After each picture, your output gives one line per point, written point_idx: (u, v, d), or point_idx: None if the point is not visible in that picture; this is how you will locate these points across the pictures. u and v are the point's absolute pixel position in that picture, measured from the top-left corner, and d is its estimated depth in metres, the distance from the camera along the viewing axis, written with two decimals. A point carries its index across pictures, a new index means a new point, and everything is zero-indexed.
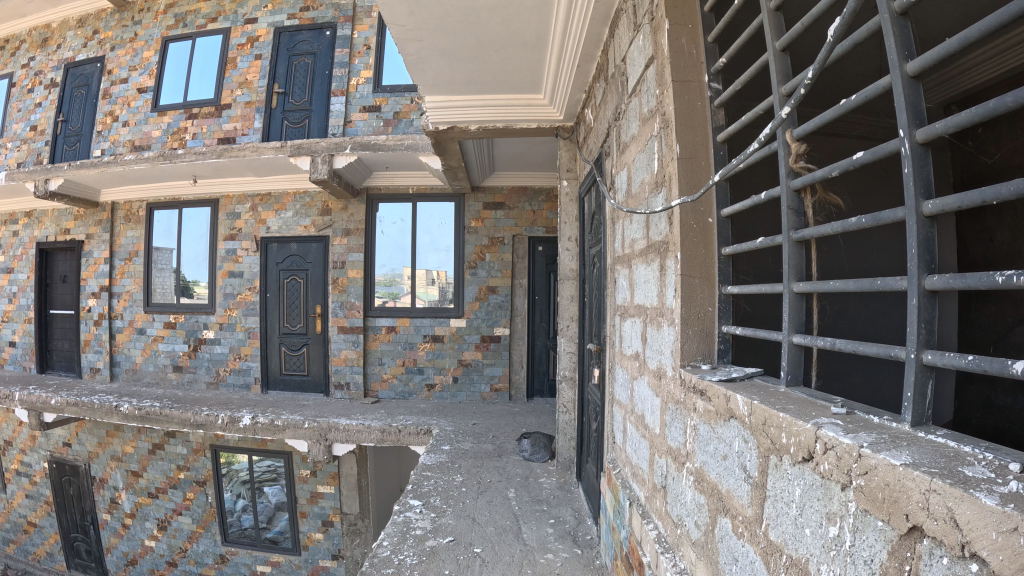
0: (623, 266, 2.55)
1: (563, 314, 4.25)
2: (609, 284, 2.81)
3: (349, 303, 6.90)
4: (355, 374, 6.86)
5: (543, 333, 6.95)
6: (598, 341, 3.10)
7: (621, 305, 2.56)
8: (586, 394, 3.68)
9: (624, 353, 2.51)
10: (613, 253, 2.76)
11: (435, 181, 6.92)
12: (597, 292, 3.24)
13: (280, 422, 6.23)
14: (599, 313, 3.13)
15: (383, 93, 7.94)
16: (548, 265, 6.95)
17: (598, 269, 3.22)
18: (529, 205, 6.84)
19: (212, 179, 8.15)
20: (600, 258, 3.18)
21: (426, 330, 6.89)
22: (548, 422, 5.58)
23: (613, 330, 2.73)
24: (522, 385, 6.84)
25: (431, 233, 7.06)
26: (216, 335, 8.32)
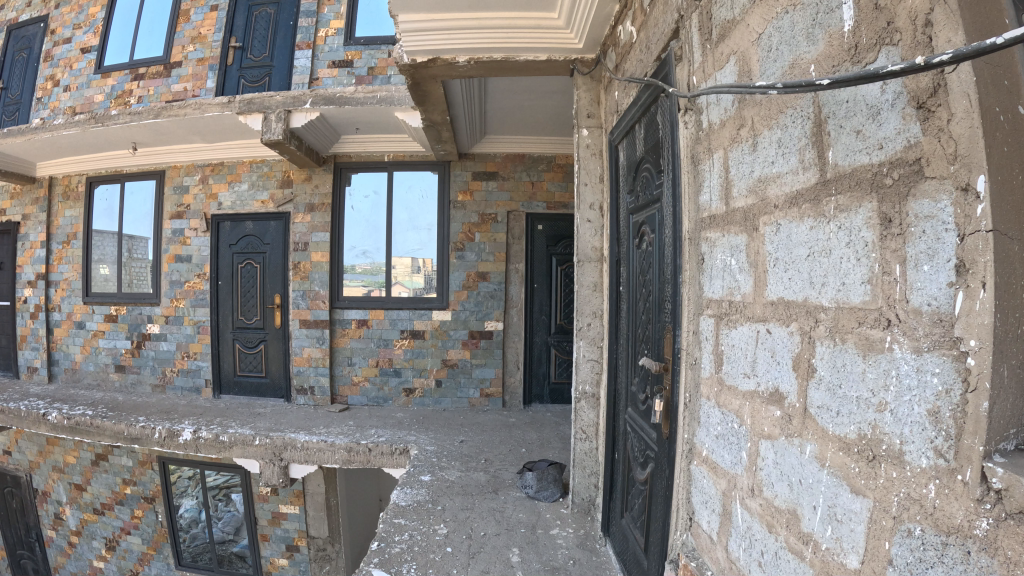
0: (725, 230, 1.47)
1: (578, 311, 3.16)
2: (682, 261, 1.71)
3: (313, 292, 5.76)
4: (320, 377, 5.75)
5: (542, 327, 5.85)
6: (658, 350, 1.98)
7: (721, 299, 1.48)
8: (622, 422, 2.63)
9: (725, 386, 1.46)
10: (692, 215, 1.67)
11: (415, 147, 5.76)
12: (651, 278, 2.15)
13: (226, 438, 5.11)
14: (658, 307, 2.02)
15: (355, 46, 6.74)
16: (549, 247, 5.83)
17: (651, 247, 2.14)
18: (526, 176, 5.72)
19: (157, 148, 6.98)
20: (655, 229, 2.10)
21: (403, 324, 5.74)
22: (553, 442, 4.51)
23: (696, 339, 1.65)
24: (517, 390, 5.76)
25: (409, 209, 5.91)
26: (161, 330, 7.17)
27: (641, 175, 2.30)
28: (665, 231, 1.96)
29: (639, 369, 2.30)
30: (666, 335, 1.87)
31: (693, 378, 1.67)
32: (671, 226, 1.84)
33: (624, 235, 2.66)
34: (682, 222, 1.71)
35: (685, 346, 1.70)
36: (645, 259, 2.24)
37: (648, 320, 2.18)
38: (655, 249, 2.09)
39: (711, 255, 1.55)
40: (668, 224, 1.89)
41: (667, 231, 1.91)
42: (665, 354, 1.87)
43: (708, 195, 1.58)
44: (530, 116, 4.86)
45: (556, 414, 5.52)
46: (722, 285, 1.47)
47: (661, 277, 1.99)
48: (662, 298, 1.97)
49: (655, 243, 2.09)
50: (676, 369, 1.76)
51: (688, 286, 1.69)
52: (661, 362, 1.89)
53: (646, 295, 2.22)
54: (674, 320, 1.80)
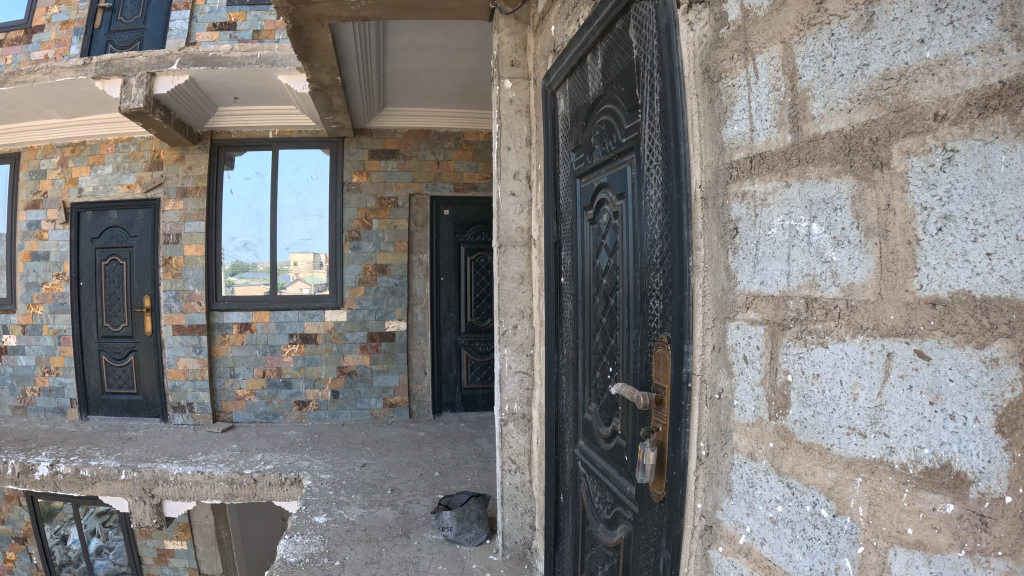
0: (792, 180, 0.91)
1: (500, 313, 2.50)
2: (688, 233, 1.09)
3: (187, 292, 4.89)
4: (199, 392, 4.89)
5: (451, 327, 5.18)
6: (645, 366, 1.35)
7: (786, 295, 0.92)
8: (568, 456, 2.02)
9: (798, 441, 0.92)
10: (707, 160, 1.06)
11: (306, 121, 4.93)
12: (625, 262, 1.52)
13: (89, 472, 4.12)
14: (641, 304, 1.39)
15: (239, 6, 5.44)
16: (456, 236, 5.16)
17: (623, 218, 1.51)
18: (431, 155, 5.02)
19: (9, 124, 5.89)
20: (629, 193, 1.47)
21: (292, 328, 4.94)
22: (470, 461, 3.85)
23: (726, 357, 1.05)
24: (425, 398, 5.09)
25: (296, 193, 5.07)
26: (18, 342, 6.07)
27: (597, 121, 1.67)
28: (648, 193, 1.32)
29: (605, 390, 1.67)
30: (658, 346, 1.25)
31: (718, 417, 1.08)
32: (665, 181, 1.21)
33: (566, 211, 2.04)
34: (685, 174, 1.09)
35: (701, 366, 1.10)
36: (611, 237, 1.61)
37: (619, 320, 1.55)
38: (633, 220, 1.46)
39: (754, 224, 0.97)
40: (656, 179, 1.26)
41: (654, 190, 1.28)
42: (657, 376, 1.25)
43: (742, 126, 1.00)
44: (436, 83, 4.19)
45: (470, 424, 4.87)
46: (785, 271, 0.92)
47: (645, 261, 1.36)
48: (647, 290, 1.35)
49: (631, 213, 1.46)
50: (678, 403, 1.14)
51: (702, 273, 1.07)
52: (652, 385, 1.27)
53: (614, 287, 1.60)
54: (672, 326, 1.17)
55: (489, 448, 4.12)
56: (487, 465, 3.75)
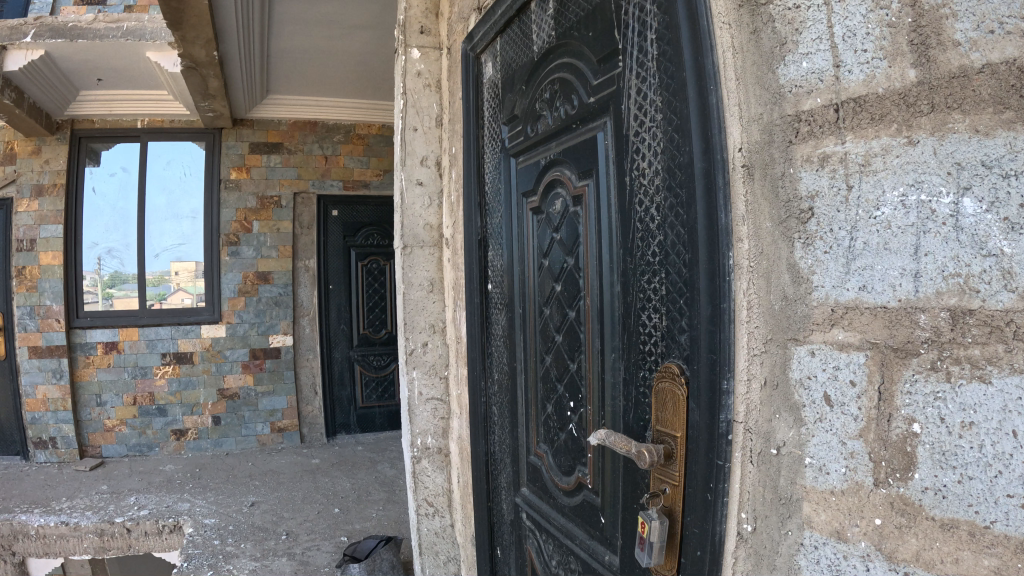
0: (919, 135, 0.60)
1: (408, 329, 1.86)
2: (727, 216, 0.73)
3: (44, 308, 4.14)
4: (63, 424, 4.14)
5: (343, 340, 4.57)
6: (644, 405, 0.98)
7: (915, 307, 0.61)
8: (501, 506, 1.58)
9: (931, 518, 0.61)
10: (757, 111, 0.72)
11: (180, 110, 4.24)
12: (595, 261, 1.14)
13: None
14: (629, 319, 1.02)
15: None
16: (346, 240, 4.56)
17: (592, 202, 1.14)
18: (318, 150, 4.42)
19: None
20: (605, 168, 1.10)
21: (165, 347, 4.24)
22: (374, 492, 3.44)
23: (791, 398, 0.72)
24: (317, 420, 4.50)
25: (167, 192, 4.38)
26: None
27: (547, 83, 1.31)
28: (642, 166, 0.96)
29: (563, 429, 1.28)
30: (663, 377, 0.87)
31: (774, 479, 0.73)
32: (677, 145, 0.85)
33: (488, 198, 1.62)
34: (720, 131, 0.72)
35: (751, 409, 0.73)
36: (571, 230, 1.23)
37: (587, 340, 1.17)
38: (611, 203, 1.08)
39: (848, 204, 0.65)
40: (659, 143, 0.90)
41: (654, 159, 0.92)
42: (665, 418, 0.87)
43: (816, 60, 0.67)
44: (329, 67, 3.72)
45: (369, 447, 4.41)
46: (911, 271, 0.61)
47: (635, 260, 0.99)
48: (641, 299, 0.98)
49: (608, 193, 1.09)
50: (711, 463, 0.76)
51: (751, 275, 0.72)
52: (655, 432, 0.89)
53: (576, 295, 1.21)
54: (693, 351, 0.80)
55: (393, 475, 3.72)
56: (393, 496, 3.36)
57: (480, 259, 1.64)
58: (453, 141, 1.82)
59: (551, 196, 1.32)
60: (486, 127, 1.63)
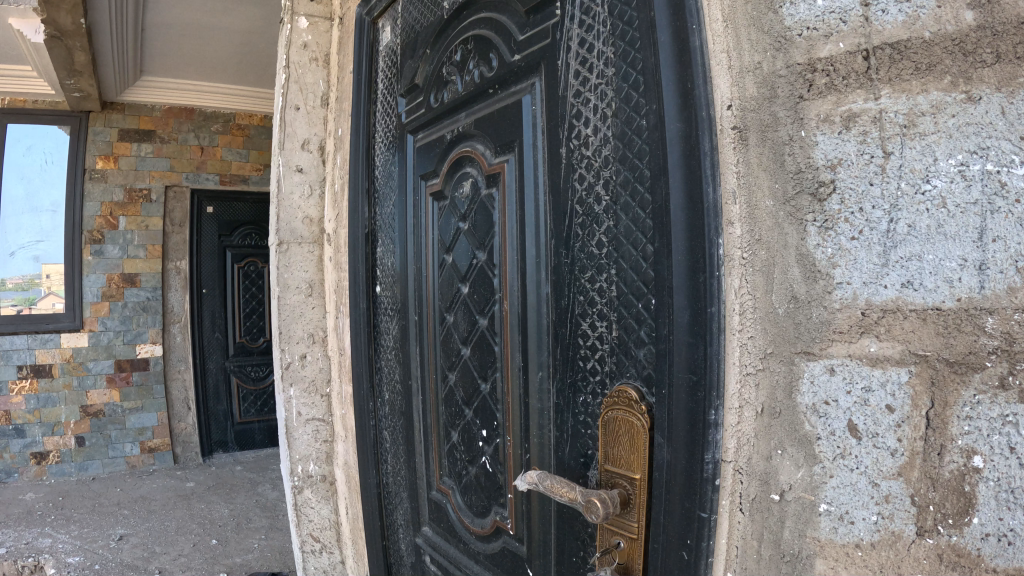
0: (982, 91, 0.47)
1: (283, 337, 1.50)
2: (714, 191, 0.61)
3: None
4: None
5: (217, 350, 4.11)
6: (585, 432, 0.81)
7: (980, 309, 0.48)
8: (399, 548, 1.33)
9: (993, 570, 0.48)
10: (752, 61, 0.59)
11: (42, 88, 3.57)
12: (517, 256, 0.93)
13: None
14: (561, 327, 0.84)
15: None
16: (221, 239, 4.13)
17: (515, 185, 0.94)
18: (194, 139, 3.96)
19: None
20: (532, 141, 0.90)
21: (20, 360, 3.59)
22: (254, 519, 3.03)
23: (800, 428, 0.58)
24: (191, 438, 3.97)
25: (25, 181, 3.67)
26: None
27: (460, 43, 1.09)
28: (584, 136, 0.80)
29: (474, 462, 1.05)
30: (613, 408, 0.74)
31: (768, 527, 0.60)
32: (636, 110, 0.71)
33: (378, 183, 1.36)
34: (704, 83, 0.61)
35: (743, 446, 0.62)
36: (483, 220, 1.02)
37: (505, 354, 0.96)
38: (539, 185, 0.88)
39: (886, 177, 0.52)
40: (611, 107, 0.75)
41: (603, 127, 0.77)
42: (615, 457, 0.74)
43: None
44: (208, 47, 3.34)
45: (249, 465, 3.95)
46: (974, 263, 0.48)
47: (573, 252, 0.82)
48: (581, 299, 0.81)
49: (536, 172, 0.89)
50: (690, 514, 0.64)
51: (745, 270, 0.61)
52: (603, 474, 0.75)
53: (489, 298, 0.99)
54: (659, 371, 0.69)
55: (275, 497, 3.33)
56: (277, 524, 2.97)
57: (370, 255, 1.38)
58: (341, 118, 1.50)
59: (459, 179, 1.10)
60: (379, 101, 1.38)
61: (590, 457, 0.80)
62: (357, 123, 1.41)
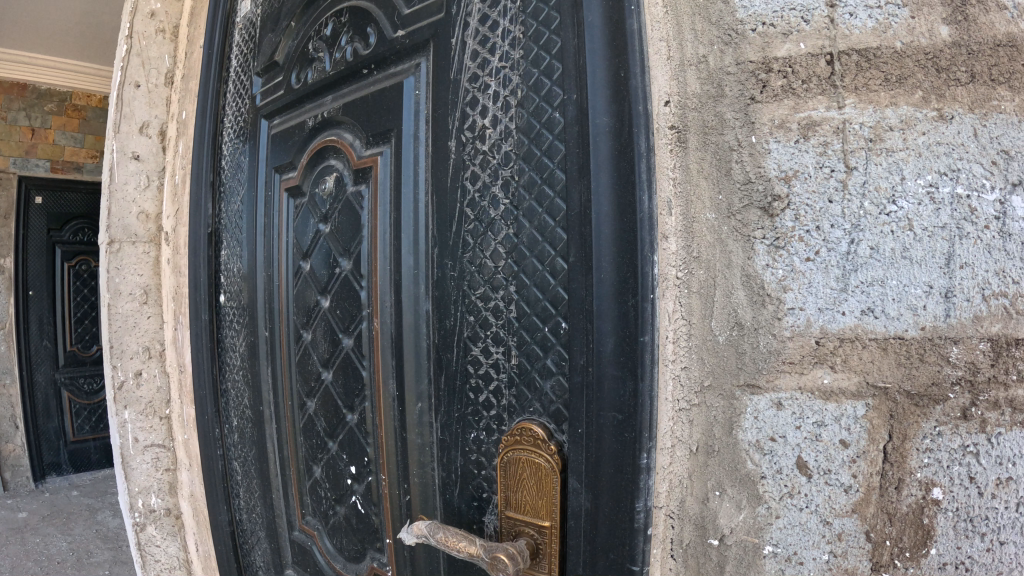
0: (954, 109, 0.45)
1: (114, 353, 1.20)
2: (651, 199, 0.56)
3: None
4: None
5: (46, 360, 3.56)
6: (477, 474, 0.69)
7: (945, 338, 0.47)
8: None
9: None
10: (695, 54, 0.54)
11: None
12: (391, 263, 0.75)
13: None
14: (446, 353, 0.71)
15: None
16: (50, 235, 3.56)
17: (391, 176, 0.75)
18: (24, 119, 3.34)
19: None
20: (414, 122, 0.72)
21: None
22: (97, 551, 2.70)
23: (741, 467, 0.54)
24: (21, 463, 3.38)
25: None
26: None
27: (331, 15, 0.94)
28: (480, 128, 0.68)
29: (341, 502, 0.87)
30: (514, 448, 0.65)
31: (704, 572, 0.56)
32: (548, 101, 0.62)
33: (225, 174, 1.17)
34: (642, 71, 0.55)
35: (674, 487, 0.58)
36: (350, 219, 0.85)
37: (377, 382, 0.74)
38: (421, 181, 0.71)
39: (848, 194, 0.48)
40: (515, 96, 0.65)
41: (504, 118, 0.66)
42: (525, 503, 0.64)
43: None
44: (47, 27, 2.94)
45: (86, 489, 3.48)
46: (940, 290, 0.47)
47: (463, 261, 0.70)
48: (472, 318, 0.70)
49: (419, 161, 0.71)
50: (618, 567, 0.58)
51: (680, 291, 0.57)
52: (504, 523, 0.66)
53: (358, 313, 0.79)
54: (572, 408, 0.62)
55: (119, 525, 2.97)
56: (121, 556, 2.67)
57: (212, 257, 1.17)
58: (185, 99, 1.25)
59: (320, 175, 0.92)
60: (231, 80, 1.19)
61: (486, 496, 0.68)
62: (202, 104, 1.20)
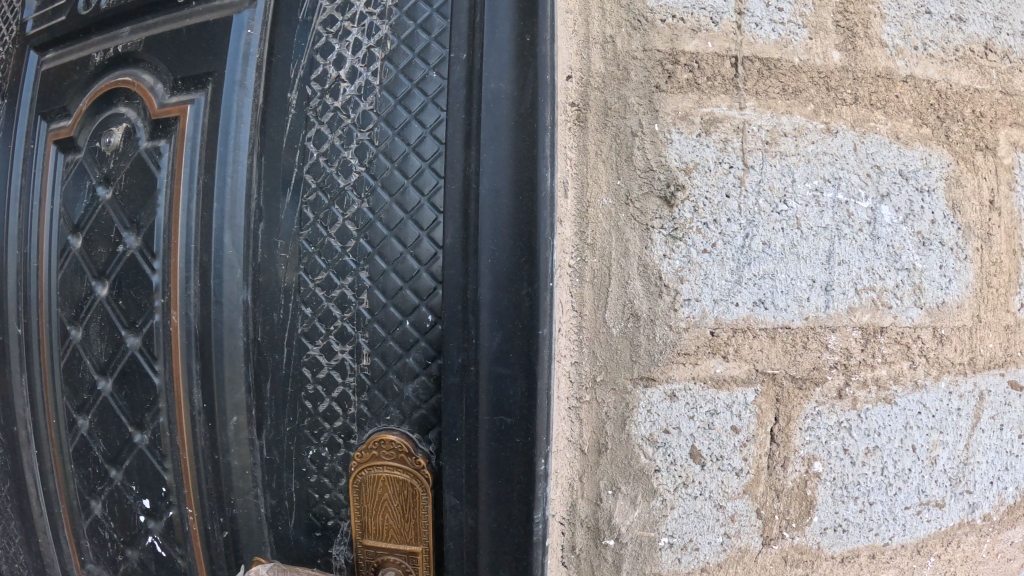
0: (839, 125, 0.52)
1: None
2: (552, 176, 0.53)
3: None
4: None
5: None
6: (318, 500, 0.58)
7: (824, 327, 0.53)
8: None
9: (830, 558, 0.53)
10: (603, 34, 0.54)
11: None
12: (198, 241, 0.59)
13: None
14: (271, 351, 0.58)
15: None
16: None
17: (205, 128, 0.59)
18: None
19: None
20: (238, 65, 0.58)
21: None
22: None
23: (634, 462, 0.53)
24: None
25: None
26: None
27: None
28: (331, 81, 0.58)
29: (130, 548, 0.65)
30: (371, 465, 0.56)
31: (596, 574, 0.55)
32: (424, 58, 0.56)
33: None
34: (551, 40, 0.52)
35: (564, 488, 0.55)
36: (139, 180, 0.62)
37: (174, 392, 0.60)
38: (246, 135, 0.58)
39: (745, 190, 0.52)
40: (381, 48, 0.57)
41: (365, 71, 0.58)
42: (387, 530, 0.56)
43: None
44: None
45: None
46: (821, 283, 0.52)
47: (297, 240, 0.59)
48: (310, 311, 0.58)
49: (244, 111, 0.58)
50: None
51: (572, 280, 0.55)
52: (362, 554, 0.57)
53: (148, 304, 0.61)
54: (446, 414, 0.55)
55: None
56: None
57: None
58: None
59: (102, 125, 0.67)
60: None
61: (332, 525, 0.58)
62: None
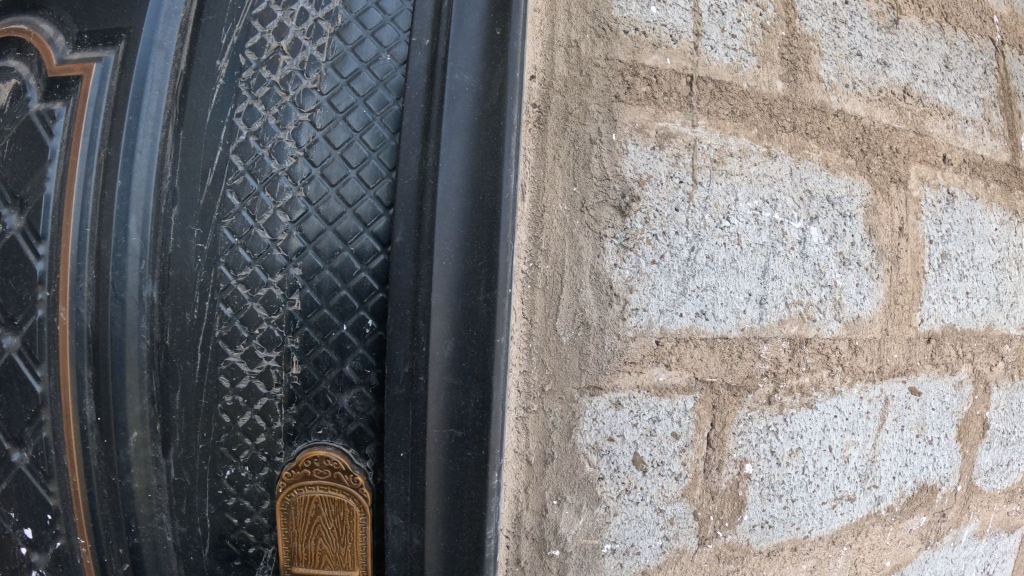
0: (778, 150, 0.55)
1: None
2: (515, 177, 0.49)
3: None
4: None
5: None
6: (237, 526, 0.52)
7: (758, 338, 0.55)
8: None
9: (758, 553, 0.57)
10: (567, 37, 0.52)
11: None
12: (95, 226, 0.50)
13: None
14: (182, 353, 0.51)
15: None
16: None
17: (112, 91, 0.51)
18: None
19: None
20: (159, 23, 0.51)
21: None
22: None
23: (579, 471, 0.52)
24: None
25: None
26: None
27: None
28: (269, 54, 0.53)
29: None
30: (302, 485, 0.50)
31: None
32: (377, 38, 0.53)
33: None
34: (523, 36, 0.50)
35: (508, 502, 0.52)
36: (25, 150, 0.53)
37: (62, 403, 0.51)
38: (160, 105, 0.50)
39: (693, 206, 0.53)
40: (330, 21, 0.53)
41: (309, 46, 0.53)
42: (320, 555, 0.51)
43: (670, 13, 0.53)
44: None
45: None
46: (757, 297, 0.54)
47: (218, 229, 0.51)
48: (230, 311, 0.51)
49: (161, 77, 0.51)
50: None
51: (522, 287, 0.51)
52: None
53: (29, 297, 0.52)
54: (388, 426, 0.50)
55: None
56: None
57: None
58: None
59: None
60: None
61: (253, 552, 0.53)
62: None
